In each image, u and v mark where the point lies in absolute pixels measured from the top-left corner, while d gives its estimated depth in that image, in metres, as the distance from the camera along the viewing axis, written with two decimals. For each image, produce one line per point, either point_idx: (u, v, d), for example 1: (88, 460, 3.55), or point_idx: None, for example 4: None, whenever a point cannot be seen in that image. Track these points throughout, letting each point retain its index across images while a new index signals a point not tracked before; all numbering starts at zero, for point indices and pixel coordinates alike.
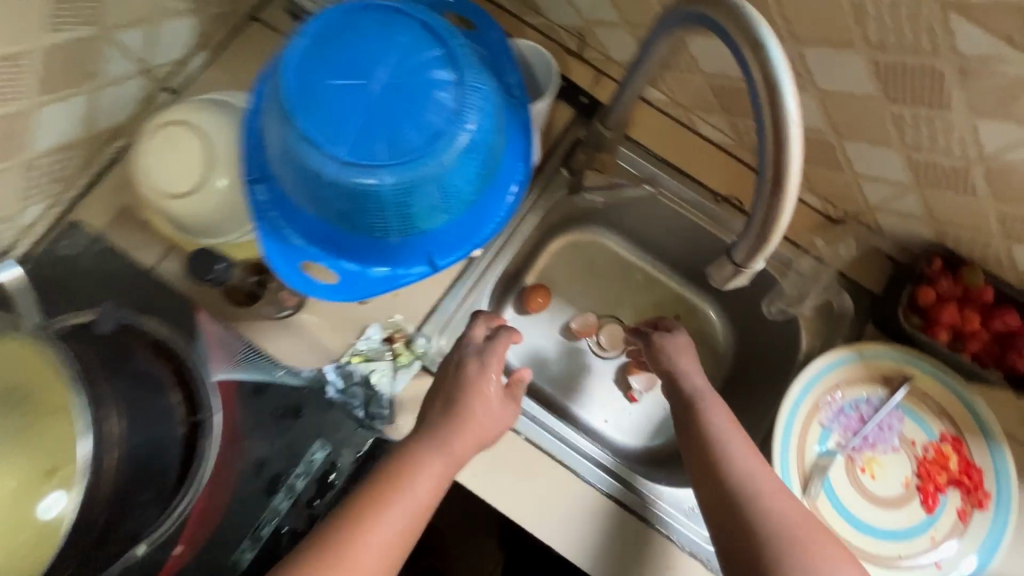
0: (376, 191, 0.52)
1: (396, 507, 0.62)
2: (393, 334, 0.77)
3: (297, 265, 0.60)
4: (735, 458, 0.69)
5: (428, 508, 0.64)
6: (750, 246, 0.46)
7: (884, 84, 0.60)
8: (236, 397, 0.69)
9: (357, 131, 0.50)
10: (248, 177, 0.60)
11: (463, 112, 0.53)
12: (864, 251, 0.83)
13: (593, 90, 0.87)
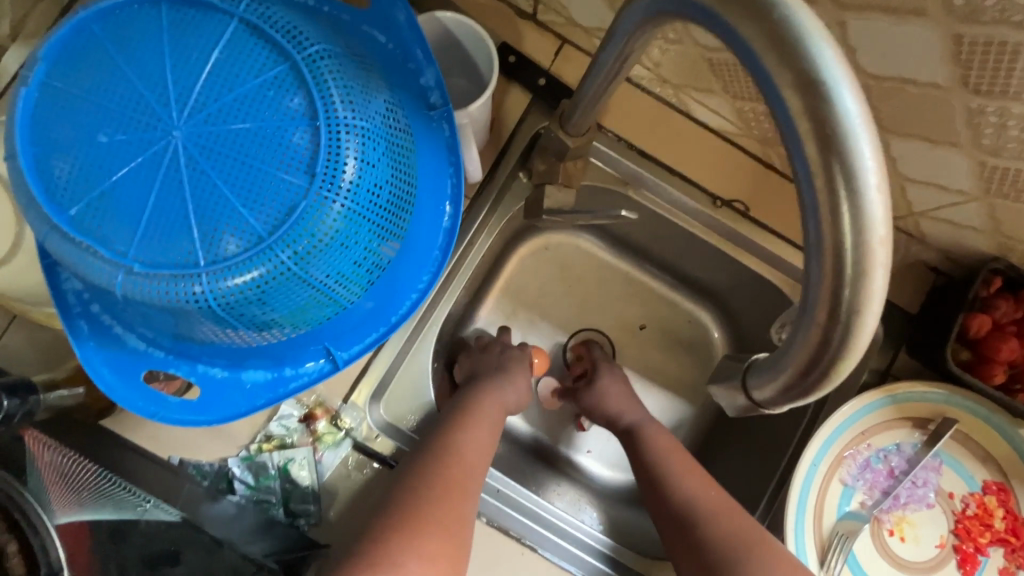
0: (202, 308, 0.33)
1: (426, 507, 0.49)
2: (313, 410, 0.62)
3: (139, 378, 0.43)
4: None
5: None
6: (776, 388, 0.29)
7: (963, 69, 0.42)
8: (93, 545, 0.47)
9: (151, 221, 0.31)
10: (46, 259, 0.42)
11: (329, 170, 0.33)
12: (901, 262, 0.67)
13: (555, 68, 0.67)
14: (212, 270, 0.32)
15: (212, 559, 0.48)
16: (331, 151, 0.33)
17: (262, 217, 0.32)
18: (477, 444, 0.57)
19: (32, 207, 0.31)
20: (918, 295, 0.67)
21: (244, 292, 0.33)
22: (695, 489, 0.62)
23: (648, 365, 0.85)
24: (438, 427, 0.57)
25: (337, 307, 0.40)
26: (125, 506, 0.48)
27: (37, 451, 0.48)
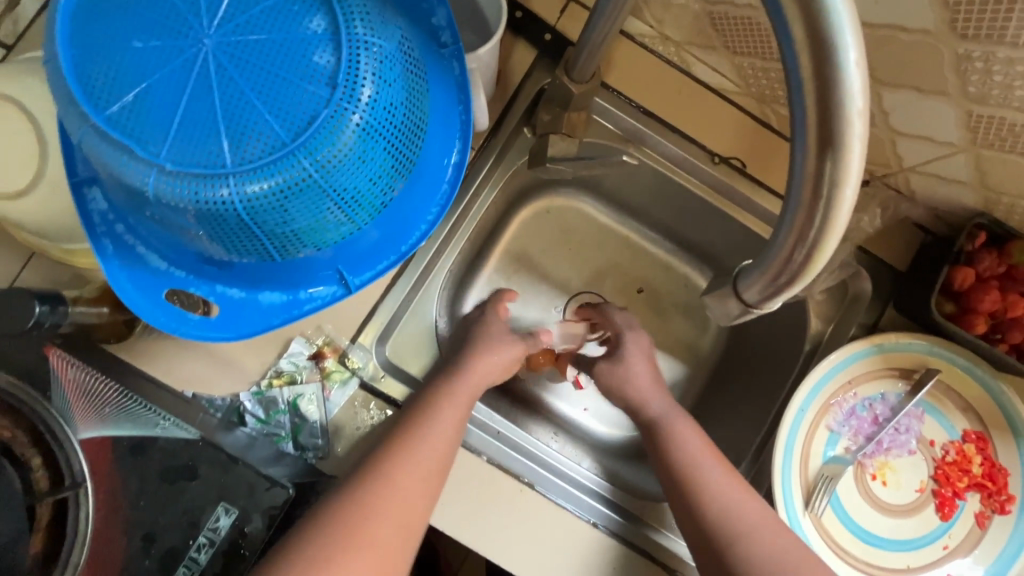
0: (228, 212, 0.35)
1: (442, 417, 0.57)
2: (322, 349, 0.64)
3: (160, 296, 0.45)
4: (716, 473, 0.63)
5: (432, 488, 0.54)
6: (764, 283, 0.31)
7: (951, 11, 0.44)
8: (113, 460, 0.49)
9: (182, 123, 0.33)
10: (74, 178, 0.44)
11: (349, 83, 0.35)
12: (890, 220, 0.69)
13: (560, 24, 0.68)
14: (239, 172, 0.34)
15: (227, 474, 0.50)
16: (350, 66, 0.35)
17: (286, 124, 0.34)
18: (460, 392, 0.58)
19: (73, 110, 0.33)
20: (907, 253, 0.70)
21: (266, 199, 0.35)
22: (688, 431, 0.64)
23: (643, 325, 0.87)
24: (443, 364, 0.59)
25: (352, 227, 0.42)
26: (144, 423, 0.50)
27: (61, 368, 0.50)
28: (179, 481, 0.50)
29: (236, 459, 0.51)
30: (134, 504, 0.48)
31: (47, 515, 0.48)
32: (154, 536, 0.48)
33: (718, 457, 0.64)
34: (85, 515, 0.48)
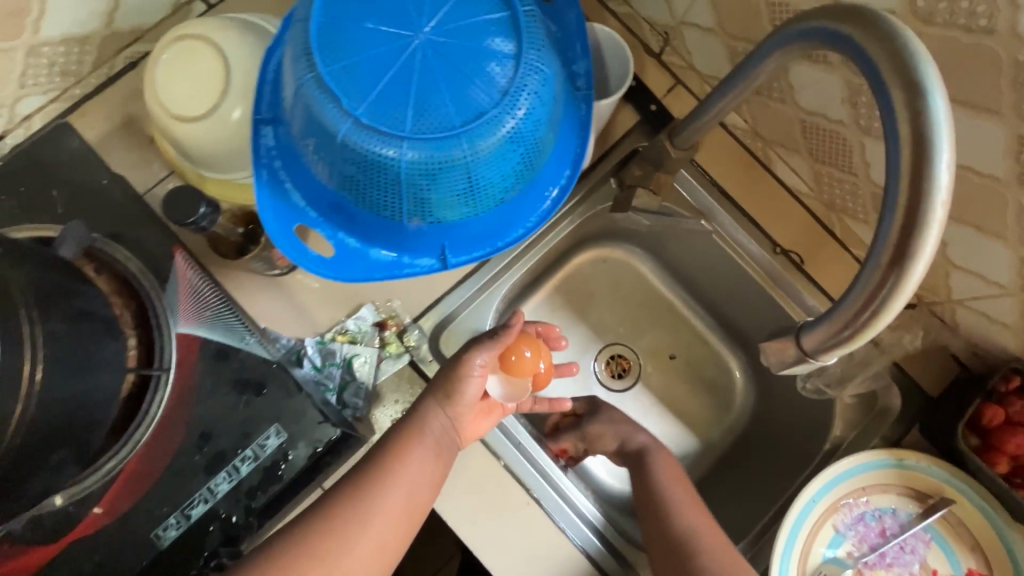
0: (391, 167, 0.43)
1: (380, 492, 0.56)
2: (386, 320, 0.70)
3: (292, 227, 0.52)
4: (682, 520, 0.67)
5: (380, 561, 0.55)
6: (827, 334, 0.36)
7: (1020, 166, 0.50)
8: (197, 356, 0.55)
9: (382, 90, 0.41)
10: (257, 115, 0.53)
11: (515, 94, 0.43)
12: (928, 345, 0.73)
13: (665, 100, 0.78)
14: (412, 139, 0.42)
15: (288, 400, 0.55)
16: (519, 80, 0.43)
17: (459, 111, 0.42)
18: (413, 464, 0.58)
19: (303, 61, 0.42)
20: (940, 381, 0.73)
21: (423, 165, 0.43)
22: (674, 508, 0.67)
23: (669, 390, 0.90)
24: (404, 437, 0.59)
25: (471, 211, 0.49)
26: (234, 334, 0.56)
27: (182, 268, 0.57)
28: (246, 395, 0.54)
29: (303, 391, 0.55)
30: (208, 397, 0.54)
31: (128, 390, 0.53)
32: (212, 433, 0.53)
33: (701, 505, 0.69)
34: (161, 398, 0.53)
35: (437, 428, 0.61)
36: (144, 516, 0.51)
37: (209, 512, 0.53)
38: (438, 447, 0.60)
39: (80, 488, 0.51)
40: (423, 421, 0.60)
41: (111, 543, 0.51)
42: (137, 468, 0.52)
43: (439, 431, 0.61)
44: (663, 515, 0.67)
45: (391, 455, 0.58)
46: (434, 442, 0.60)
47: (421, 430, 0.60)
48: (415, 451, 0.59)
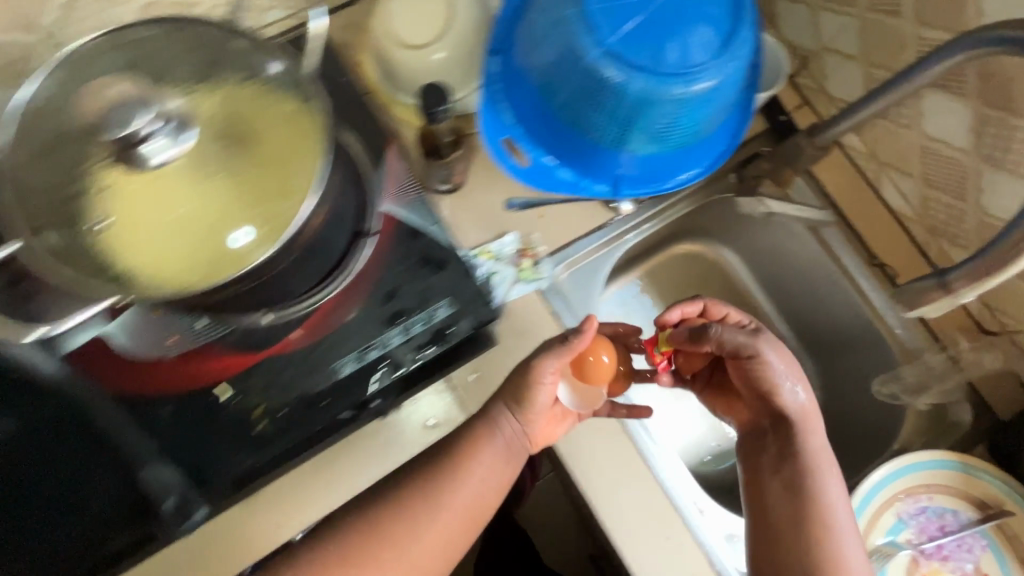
0: (618, 89, 0.54)
1: (448, 493, 0.62)
2: (525, 249, 0.79)
3: (499, 136, 0.63)
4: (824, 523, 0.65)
5: (446, 547, 0.62)
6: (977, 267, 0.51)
7: None
8: (393, 231, 0.65)
9: (628, 29, 0.53)
10: (490, 45, 0.64)
11: (727, 53, 0.54)
12: (1004, 370, 0.80)
13: (794, 113, 0.88)
14: (642, 69, 0.53)
15: (462, 282, 0.64)
16: (733, 44, 0.54)
17: (683, 56, 0.53)
18: (479, 470, 0.63)
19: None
20: (1010, 405, 0.80)
21: (643, 92, 0.54)
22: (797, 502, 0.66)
23: None
24: (474, 440, 0.64)
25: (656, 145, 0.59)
26: (425, 217, 0.66)
27: (390, 158, 0.68)
28: (429, 269, 0.64)
29: (470, 275, 0.65)
30: (397, 264, 0.64)
31: None
32: (397, 292, 0.63)
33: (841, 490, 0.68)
34: (361, 253, 0.63)
35: (507, 432, 0.64)
36: (331, 347, 0.61)
37: (379, 358, 0.62)
38: (500, 451, 0.64)
39: (289, 311, 0.61)
40: (493, 424, 0.64)
41: (297, 363, 0.61)
42: (331, 306, 0.62)
43: (509, 435, 0.64)
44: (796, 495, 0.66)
45: (460, 448, 0.64)
46: (503, 442, 0.64)
47: (489, 433, 0.64)
48: (482, 453, 0.63)
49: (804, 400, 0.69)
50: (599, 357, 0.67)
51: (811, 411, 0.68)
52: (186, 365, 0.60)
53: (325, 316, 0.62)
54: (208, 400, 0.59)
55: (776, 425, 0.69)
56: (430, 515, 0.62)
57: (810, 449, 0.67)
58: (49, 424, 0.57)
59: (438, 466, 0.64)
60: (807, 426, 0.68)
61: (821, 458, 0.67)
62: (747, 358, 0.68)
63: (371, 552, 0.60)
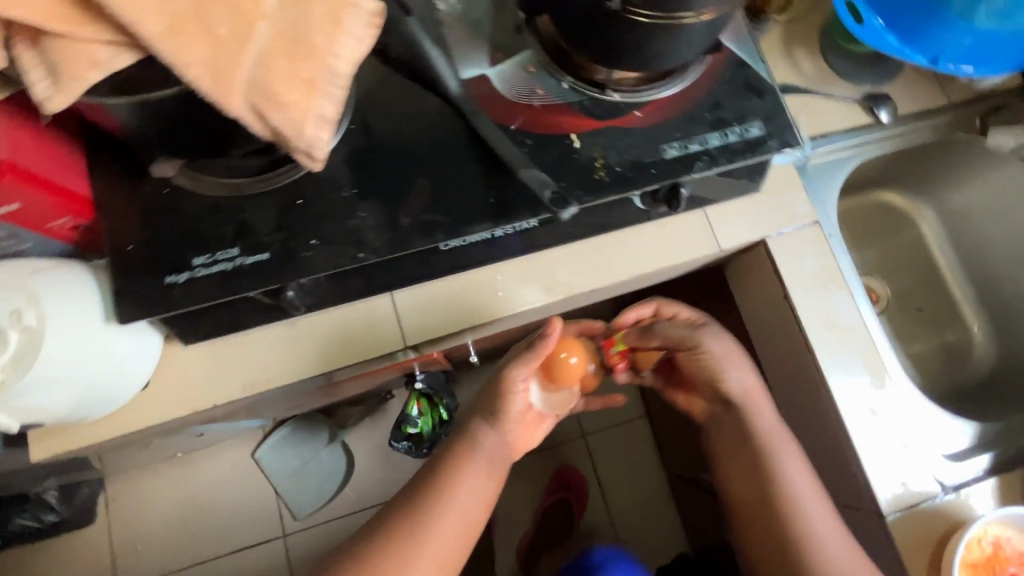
0: None
1: (449, 503, 0.76)
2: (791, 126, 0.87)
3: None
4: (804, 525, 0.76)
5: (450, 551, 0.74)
6: None
7: None
8: (726, 60, 0.76)
9: None
10: None
11: None
12: None
13: None
14: None
15: (776, 111, 0.74)
16: None
17: None
18: (474, 473, 0.78)
19: None
20: None
21: None
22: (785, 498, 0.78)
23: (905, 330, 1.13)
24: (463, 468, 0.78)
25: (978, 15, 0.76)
26: (752, 55, 0.77)
27: None
28: (751, 94, 0.74)
29: (781, 108, 0.75)
30: (725, 85, 0.75)
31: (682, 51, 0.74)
32: (724, 103, 0.74)
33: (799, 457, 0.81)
34: (699, 68, 0.75)
35: (486, 443, 0.81)
36: (663, 130, 0.72)
37: (698, 151, 0.72)
38: (483, 453, 0.80)
39: (635, 95, 0.73)
40: (473, 446, 0.80)
41: (632, 136, 0.72)
42: (666, 102, 0.74)
43: (490, 446, 0.81)
44: (766, 500, 0.79)
45: (451, 466, 0.78)
46: (482, 455, 0.80)
47: (472, 442, 0.80)
48: (467, 469, 0.78)
49: (747, 383, 0.84)
50: (567, 357, 0.82)
51: (754, 392, 0.83)
52: (547, 112, 0.72)
53: (660, 107, 0.73)
54: (564, 143, 0.70)
55: (726, 414, 0.85)
56: (445, 501, 0.76)
57: (760, 425, 0.82)
58: (437, 128, 0.70)
59: (439, 480, 0.77)
60: (761, 406, 0.83)
61: (776, 435, 0.81)
62: (690, 348, 0.83)
63: (400, 544, 0.72)
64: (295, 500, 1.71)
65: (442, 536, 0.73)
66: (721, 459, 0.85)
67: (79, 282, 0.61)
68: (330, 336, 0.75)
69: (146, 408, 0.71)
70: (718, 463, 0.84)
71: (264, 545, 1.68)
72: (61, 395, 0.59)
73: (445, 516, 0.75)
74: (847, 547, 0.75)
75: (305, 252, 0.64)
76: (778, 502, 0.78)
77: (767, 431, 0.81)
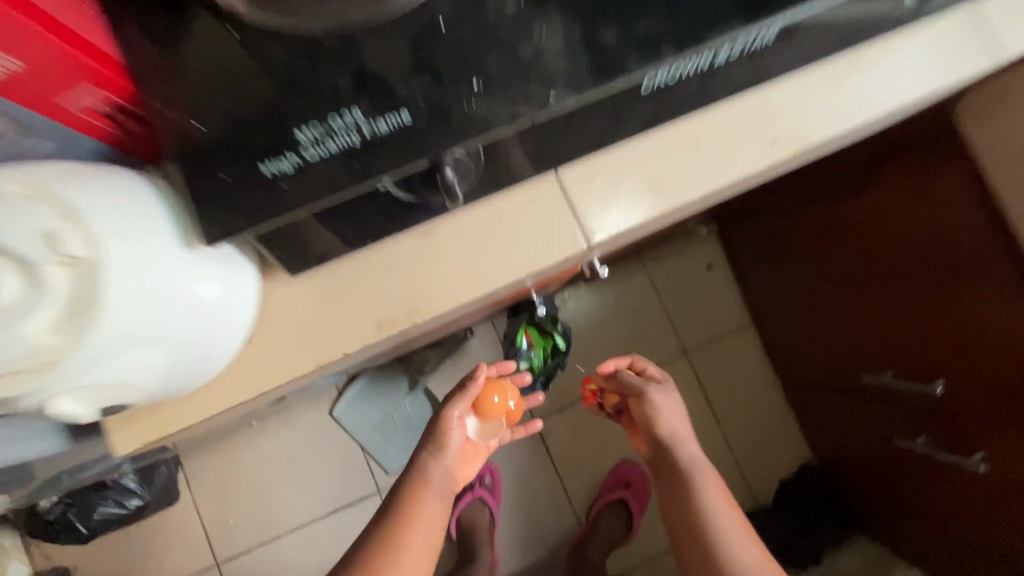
0: None
1: (417, 531, 0.80)
2: None
3: None
4: (726, 549, 0.79)
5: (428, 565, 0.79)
6: None
7: None
8: None
9: None
10: None
11: None
12: None
13: None
14: None
15: None
16: None
17: None
18: (431, 503, 0.84)
19: None
20: None
21: None
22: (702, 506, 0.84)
23: None
24: (413, 480, 0.85)
25: None
26: None
27: None
28: None
29: None
30: None
31: None
32: None
33: (717, 482, 0.87)
34: None
35: (434, 474, 0.87)
36: None
37: None
38: (432, 493, 0.85)
39: None
40: (426, 480, 0.85)
41: None
42: None
43: (436, 478, 0.87)
44: (690, 514, 0.84)
45: (411, 496, 0.84)
46: (436, 488, 0.86)
47: (422, 473, 0.86)
48: (423, 501, 0.83)
49: (678, 426, 0.94)
50: (492, 397, 0.92)
51: (682, 433, 0.93)
52: None
53: None
54: None
55: (667, 459, 0.92)
56: (423, 515, 0.82)
57: (683, 459, 0.90)
58: None
59: (409, 505, 0.82)
60: (689, 445, 0.91)
61: (696, 464, 0.89)
62: (635, 394, 0.99)
63: (372, 570, 0.75)
64: (385, 455, 1.59)
65: (407, 571, 0.77)
66: (664, 505, 0.89)
67: (126, 183, 0.42)
68: (494, 240, 0.54)
69: (263, 367, 0.53)
70: (659, 480, 0.92)
71: (361, 504, 1.59)
72: (150, 355, 0.41)
73: (401, 556, 0.77)
74: (758, 564, 0.78)
75: (464, 103, 0.41)
76: (687, 505, 0.85)
77: (689, 466, 0.88)
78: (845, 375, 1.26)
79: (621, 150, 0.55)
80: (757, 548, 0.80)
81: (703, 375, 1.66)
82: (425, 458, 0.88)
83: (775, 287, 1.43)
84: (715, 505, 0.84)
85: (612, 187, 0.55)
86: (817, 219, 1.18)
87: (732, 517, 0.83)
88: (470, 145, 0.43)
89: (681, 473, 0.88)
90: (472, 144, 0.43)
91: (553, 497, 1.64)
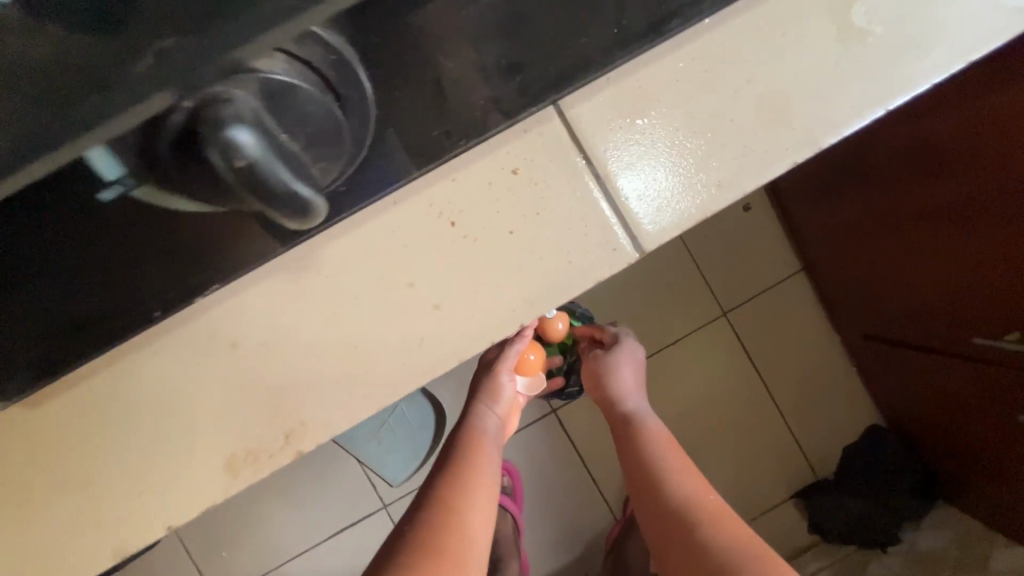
0: None
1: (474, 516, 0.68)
2: None
3: None
4: (677, 500, 0.72)
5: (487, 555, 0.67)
6: None
7: None
8: None
9: None
10: None
11: None
12: None
13: None
14: None
15: None
16: None
17: None
18: (491, 459, 0.78)
19: None
20: None
21: None
22: (660, 469, 0.77)
23: None
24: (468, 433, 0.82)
25: None
26: None
27: None
28: None
29: None
30: None
31: None
32: None
33: (673, 444, 0.82)
34: None
35: (491, 420, 0.87)
36: None
37: None
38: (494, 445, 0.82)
39: None
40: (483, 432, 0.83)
41: None
42: None
43: (491, 423, 0.86)
44: (648, 480, 0.77)
45: (467, 451, 0.77)
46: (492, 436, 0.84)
47: (479, 429, 0.83)
48: (483, 452, 0.78)
49: (632, 387, 0.95)
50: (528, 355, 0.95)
51: (631, 387, 0.94)
52: None
53: None
54: None
55: (617, 418, 0.91)
56: (481, 484, 0.73)
57: (634, 415, 0.88)
58: None
59: (456, 483, 0.71)
60: (636, 399, 0.92)
61: (643, 419, 0.88)
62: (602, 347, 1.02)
63: (447, 514, 0.67)
64: (384, 466, 1.36)
65: (478, 518, 0.68)
66: (623, 464, 0.84)
67: None
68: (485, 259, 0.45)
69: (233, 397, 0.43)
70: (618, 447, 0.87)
71: (365, 523, 1.39)
72: None
73: (467, 496, 0.70)
74: (713, 507, 0.70)
75: None
76: (640, 459, 0.80)
77: (635, 415, 0.88)
78: (938, 330, 1.03)
79: (647, 99, 0.44)
80: (710, 494, 0.72)
81: (745, 337, 1.40)
82: (480, 408, 0.88)
83: (838, 229, 1.19)
84: (662, 452, 0.80)
85: (641, 152, 0.45)
86: (890, 152, 0.96)
87: (675, 459, 0.78)
88: (267, 74, 0.30)
89: (638, 437, 0.84)
90: (257, 72, 0.30)
91: (584, 493, 1.43)
